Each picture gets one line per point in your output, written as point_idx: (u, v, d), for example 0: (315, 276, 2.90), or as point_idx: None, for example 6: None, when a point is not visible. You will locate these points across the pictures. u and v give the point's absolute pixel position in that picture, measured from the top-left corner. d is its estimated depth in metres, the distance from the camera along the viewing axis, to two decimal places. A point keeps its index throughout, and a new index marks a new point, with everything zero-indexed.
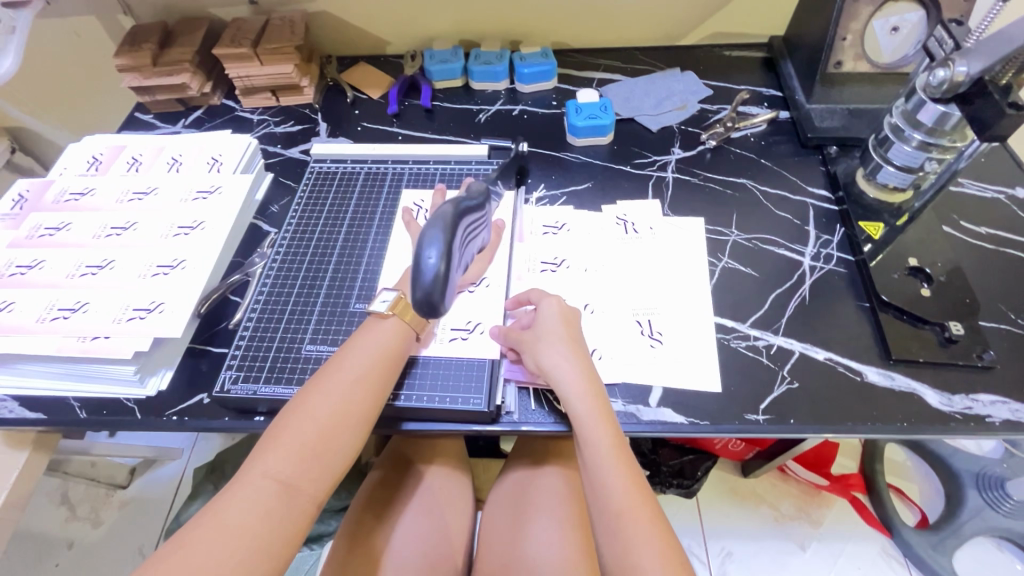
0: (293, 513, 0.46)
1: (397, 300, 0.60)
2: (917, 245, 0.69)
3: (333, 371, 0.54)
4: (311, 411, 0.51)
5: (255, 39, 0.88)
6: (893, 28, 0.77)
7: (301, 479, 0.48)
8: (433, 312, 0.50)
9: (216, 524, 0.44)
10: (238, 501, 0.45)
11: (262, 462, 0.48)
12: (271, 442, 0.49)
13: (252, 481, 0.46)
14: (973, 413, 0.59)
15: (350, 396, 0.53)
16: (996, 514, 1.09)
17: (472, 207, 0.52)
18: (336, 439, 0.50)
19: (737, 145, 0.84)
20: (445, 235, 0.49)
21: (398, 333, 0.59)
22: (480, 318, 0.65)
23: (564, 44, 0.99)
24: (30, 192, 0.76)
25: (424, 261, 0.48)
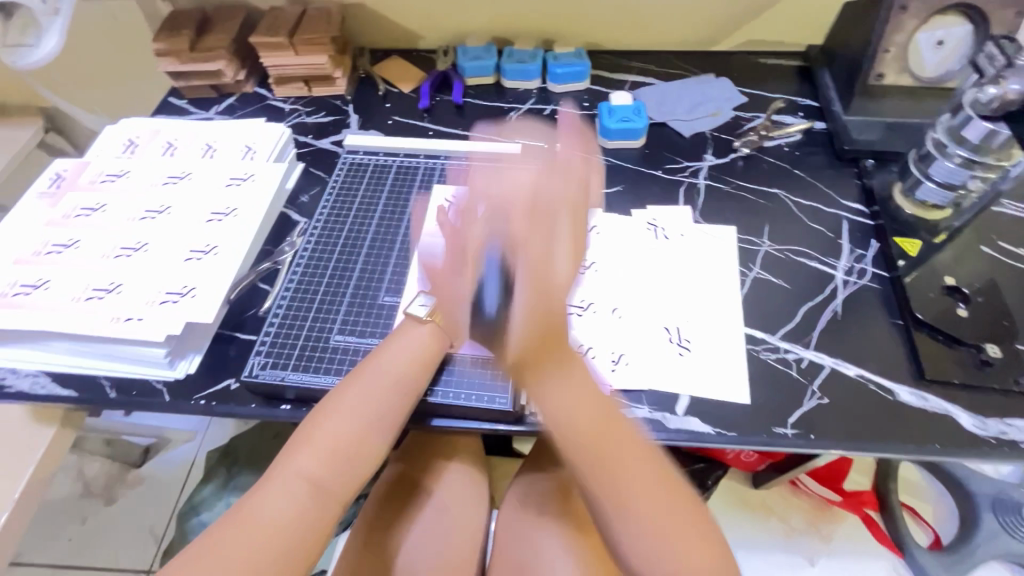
0: (321, 513, 0.50)
1: (435, 309, 0.63)
2: (953, 265, 0.68)
3: (365, 375, 0.57)
4: (342, 413, 0.54)
5: (291, 29, 0.89)
6: (938, 42, 0.75)
7: (331, 479, 0.51)
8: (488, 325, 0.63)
9: (252, 521, 0.47)
10: (273, 497, 0.49)
11: (296, 461, 0.51)
12: (305, 441, 0.52)
13: (286, 479, 0.50)
14: (1007, 438, 0.57)
15: (381, 402, 0.55)
16: (1011, 539, 1.08)
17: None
18: (365, 443, 0.54)
19: (771, 154, 0.83)
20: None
21: (432, 339, 0.61)
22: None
23: (599, 45, 0.98)
24: (67, 172, 0.77)
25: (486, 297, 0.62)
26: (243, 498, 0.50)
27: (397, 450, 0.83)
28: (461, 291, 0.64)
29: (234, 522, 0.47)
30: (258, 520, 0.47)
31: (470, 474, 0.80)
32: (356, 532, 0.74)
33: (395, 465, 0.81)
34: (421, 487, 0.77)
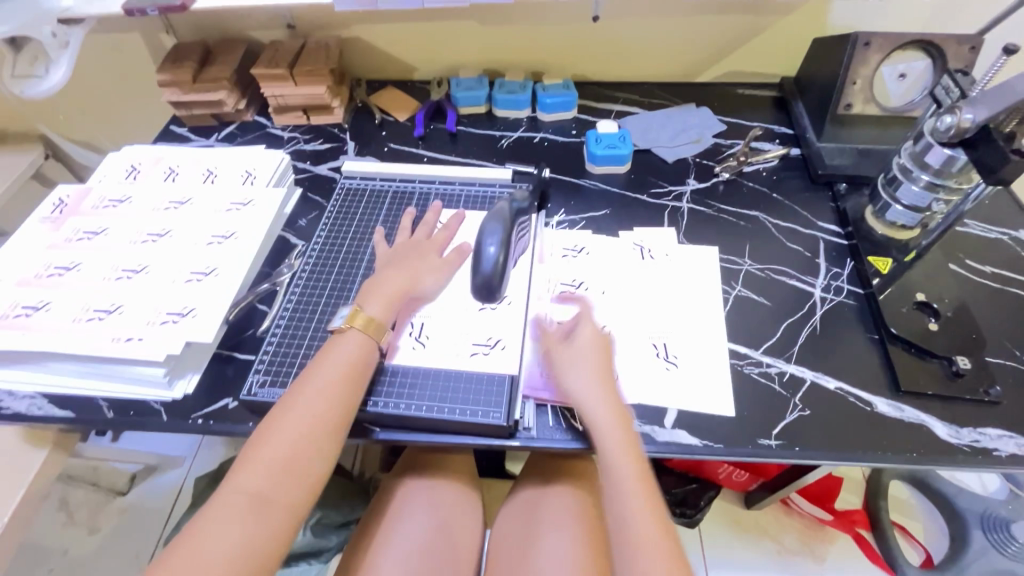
0: (264, 524, 0.50)
1: (352, 314, 0.63)
2: (924, 281, 0.72)
3: (300, 387, 0.57)
4: (280, 424, 0.54)
5: (291, 61, 0.93)
6: (901, 75, 0.82)
7: (275, 490, 0.51)
8: (490, 295, 0.63)
9: (194, 540, 0.48)
10: (214, 515, 0.49)
11: (239, 477, 0.51)
12: (246, 457, 0.53)
13: (226, 496, 0.50)
14: (980, 446, 0.60)
15: (315, 409, 0.56)
16: (1000, 556, 1.09)
17: (522, 210, 0.68)
18: (304, 452, 0.54)
19: (750, 179, 0.87)
20: (502, 229, 0.63)
21: (362, 346, 0.61)
22: (501, 334, 0.67)
23: (586, 76, 1.03)
24: (70, 197, 0.79)
25: (486, 251, 0.63)
26: (190, 520, 0.50)
27: (393, 469, 0.84)
28: (386, 296, 0.65)
29: (180, 543, 0.48)
30: (202, 540, 0.48)
31: (464, 491, 0.82)
32: (350, 549, 0.74)
33: (389, 482, 0.82)
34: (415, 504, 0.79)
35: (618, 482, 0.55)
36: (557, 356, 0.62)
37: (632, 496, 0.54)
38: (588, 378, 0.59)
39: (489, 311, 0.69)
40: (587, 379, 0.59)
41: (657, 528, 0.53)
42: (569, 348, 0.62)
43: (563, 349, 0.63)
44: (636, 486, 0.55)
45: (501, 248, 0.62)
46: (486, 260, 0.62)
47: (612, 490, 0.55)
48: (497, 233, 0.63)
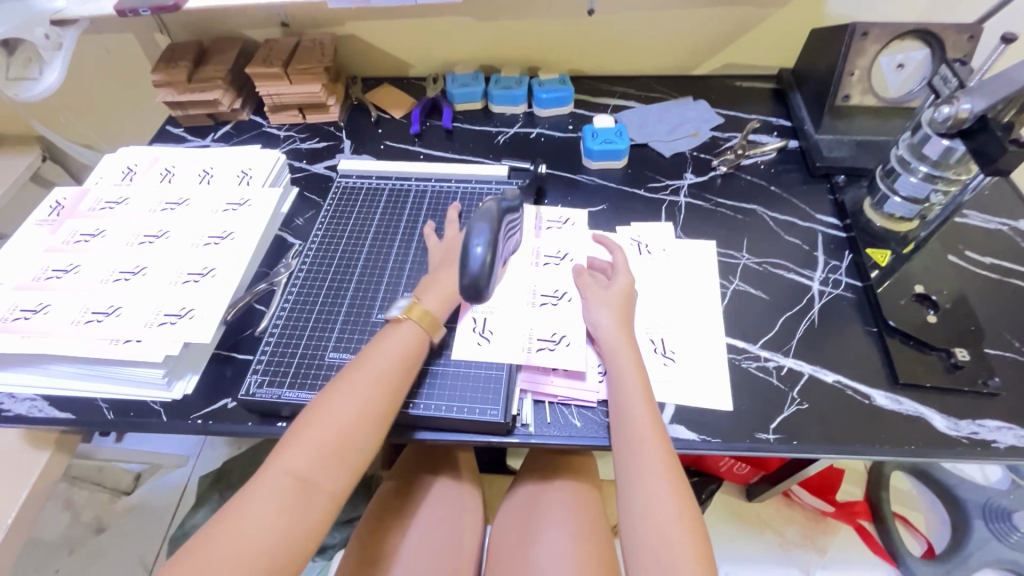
0: (308, 510, 0.50)
1: (410, 305, 0.63)
2: (923, 273, 0.72)
3: (353, 373, 0.58)
4: (330, 410, 0.54)
5: (286, 60, 0.92)
6: (898, 65, 0.81)
7: (318, 476, 0.51)
8: (478, 298, 0.55)
9: (241, 517, 0.48)
10: (261, 492, 0.50)
11: (285, 458, 0.52)
12: (293, 438, 0.53)
13: (273, 475, 0.50)
14: (979, 438, 0.60)
15: (368, 399, 0.56)
16: (1002, 546, 1.07)
17: (513, 206, 0.59)
18: (352, 440, 0.54)
19: (747, 172, 0.87)
20: (490, 228, 0.54)
21: (414, 336, 0.62)
22: (566, 331, 0.66)
23: (582, 71, 1.03)
24: (67, 200, 0.79)
25: (472, 251, 0.54)
26: (234, 496, 0.50)
27: (392, 468, 0.85)
28: (443, 293, 0.66)
29: (225, 519, 0.48)
30: (245, 517, 0.48)
31: (464, 489, 0.82)
32: (350, 547, 0.74)
33: (389, 482, 0.83)
34: (415, 503, 0.79)
35: (639, 446, 0.55)
36: (590, 299, 0.67)
37: (652, 464, 0.54)
38: (613, 317, 0.64)
39: (550, 307, 0.69)
40: (612, 319, 0.64)
41: (678, 503, 0.52)
42: (602, 291, 0.67)
43: (597, 289, 0.67)
44: (659, 454, 0.55)
45: (489, 249, 0.53)
46: (472, 261, 0.54)
47: (630, 452, 0.55)
48: (486, 232, 0.54)
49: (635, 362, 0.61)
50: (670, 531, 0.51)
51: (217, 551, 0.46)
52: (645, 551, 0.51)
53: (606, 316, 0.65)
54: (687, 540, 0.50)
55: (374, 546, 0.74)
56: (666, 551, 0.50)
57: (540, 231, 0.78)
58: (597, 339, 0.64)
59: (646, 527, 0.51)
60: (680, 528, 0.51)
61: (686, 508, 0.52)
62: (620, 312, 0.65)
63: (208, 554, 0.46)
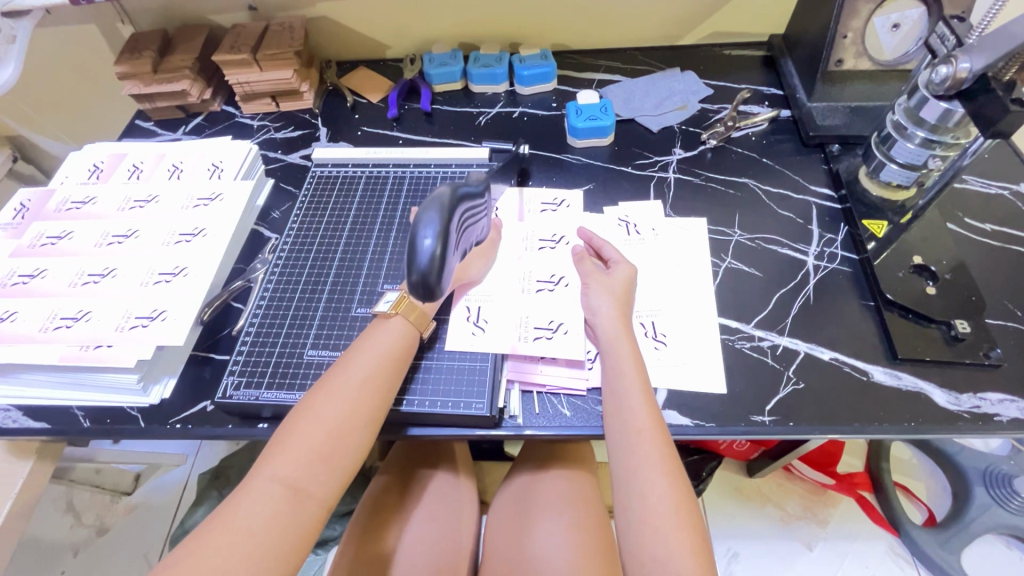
0: (298, 517, 0.48)
1: (397, 299, 0.62)
2: (920, 243, 0.69)
3: (339, 374, 0.55)
4: (318, 414, 0.52)
5: (254, 45, 0.88)
6: (893, 26, 0.76)
7: (308, 483, 0.50)
8: (429, 293, 0.53)
9: (228, 527, 0.46)
10: (249, 500, 0.48)
11: (273, 464, 0.50)
12: (280, 443, 0.51)
13: (261, 484, 0.48)
14: (980, 412, 0.58)
15: (356, 401, 0.54)
16: (1003, 511, 1.07)
17: (471, 193, 0.56)
18: (342, 444, 0.52)
19: (738, 145, 0.84)
20: (441, 217, 0.52)
21: (401, 332, 0.60)
22: (564, 318, 0.65)
23: (565, 45, 0.99)
24: (32, 201, 0.76)
25: (420, 243, 0.51)
26: (220, 504, 0.48)
27: (385, 463, 0.84)
28: None
29: (210, 530, 0.46)
30: (232, 527, 0.46)
31: (457, 481, 0.82)
32: (345, 544, 0.73)
33: (381, 478, 0.82)
34: (409, 497, 0.78)
35: (641, 441, 0.53)
36: (591, 286, 0.64)
37: (648, 455, 0.52)
38: (612, 304, 0.62)
39: (546, 293, 0.67)
40: (611, 307, 0.62)
41: (675, 495, 0.50)
42: (603, 278, 0.65)
43: (597, 278, 0.65)
44: (655, 443, 0.53)
45: (439, 240, 0.51)
46: (421, 255, 0.52)
47: (625, 439, 0.53)
48: (435, 223, 0.52)
49: (632, 347, 0.59)
50: (666, 522, 0.49)
51: (201, 563, 0.44)
52: (641, 541, 0.49)
53: (604, 305, 0.62)
54: (683, 533, 0.49)
55: (369, 542, 0.72)
56: (664, 542, 0.48)
57: (524, 216, 0.76)
58: (595, 326, 0.62)
59: (639, 515, 0.50)
60: (677, 519, 0.49)
61: (683, 501, 0.50)
62: (619, 301, 0.63)
63: (194, 565, 0.44)
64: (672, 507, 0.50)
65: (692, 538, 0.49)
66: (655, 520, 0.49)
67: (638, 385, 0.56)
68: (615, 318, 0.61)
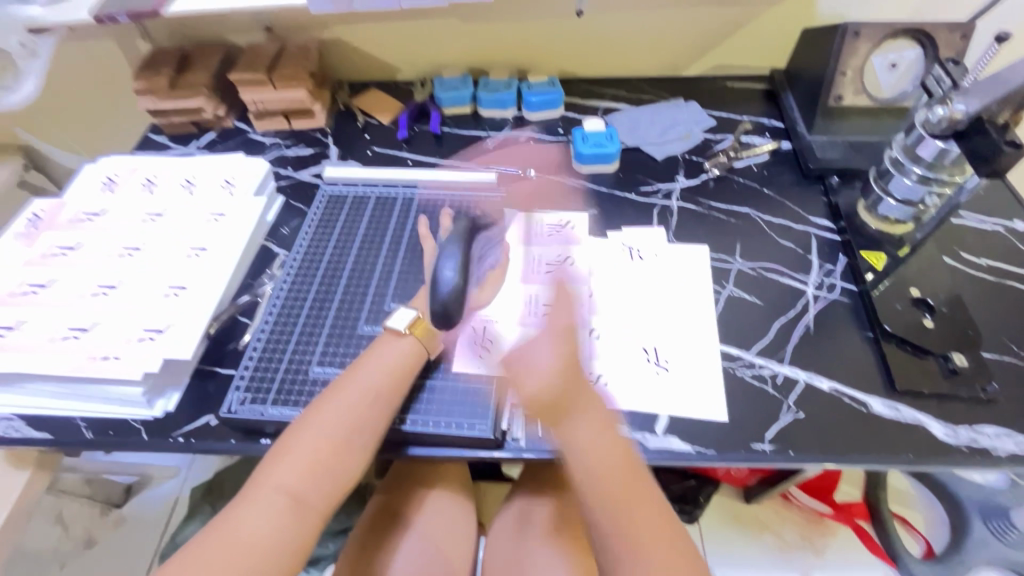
0: (300, 527, 0.49)
1: (415, 320, 0.62)
2: (918, 276, 0.71)
3: (343, 386, 0.56)
4: (321, 425, 0.53)
5: (270, 65, 0.90)
6: (891, 65, 0.79)
7: (310, 494, 0.50)
8: (449, 321, 0.60)
9: (229, 538, 0.46)
10: (251, 510, 0.48)
11: (277, 474, 0.50)
12: (284, 452, 0.52)
13: (265, 494, 0.49)
14: (978, 445, 0.59)
15: (360, 415, 0.55)
16: (999, 544, 1.06)
17: (482, 233, 0.69)
18: (346, 456, 0.53)
19: (740, 175, 0.86)
20: (459, 252, 0.62)
21: (411, 350, 0.61)
22: (569, 340, 0.66)
23: (572, 73, 1.01)
24: (45, 212, 0.77)
25: (442, 275, 0.60)
26: (219, 516, 0.48)
27: (384, 481, 0.83)
28: None
29: (209, 538, 0.47)
30: (232, 536, 0.46)
31: (459, 501, 0.81)
32: (340, 562, 0.73)
33: (381, 495, 0.81)
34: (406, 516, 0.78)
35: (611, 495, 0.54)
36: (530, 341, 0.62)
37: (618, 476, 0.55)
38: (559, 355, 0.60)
39: (552, 316, 0.69)
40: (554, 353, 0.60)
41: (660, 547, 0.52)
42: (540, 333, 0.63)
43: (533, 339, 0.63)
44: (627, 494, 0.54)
45: (459, 269, 0.60)
46: (443, 283, 0.60)
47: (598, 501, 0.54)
48: (455, 256, 0.62)
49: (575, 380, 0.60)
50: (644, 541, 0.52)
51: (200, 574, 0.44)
52: (619, 561, 0.52)
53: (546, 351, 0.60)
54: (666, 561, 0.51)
55: (364, 565, 0.72)
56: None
57: (529, 239, 0.77)
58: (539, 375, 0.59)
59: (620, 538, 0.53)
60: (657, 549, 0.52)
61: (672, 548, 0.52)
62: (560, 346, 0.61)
63: (192, 574, 0.44)
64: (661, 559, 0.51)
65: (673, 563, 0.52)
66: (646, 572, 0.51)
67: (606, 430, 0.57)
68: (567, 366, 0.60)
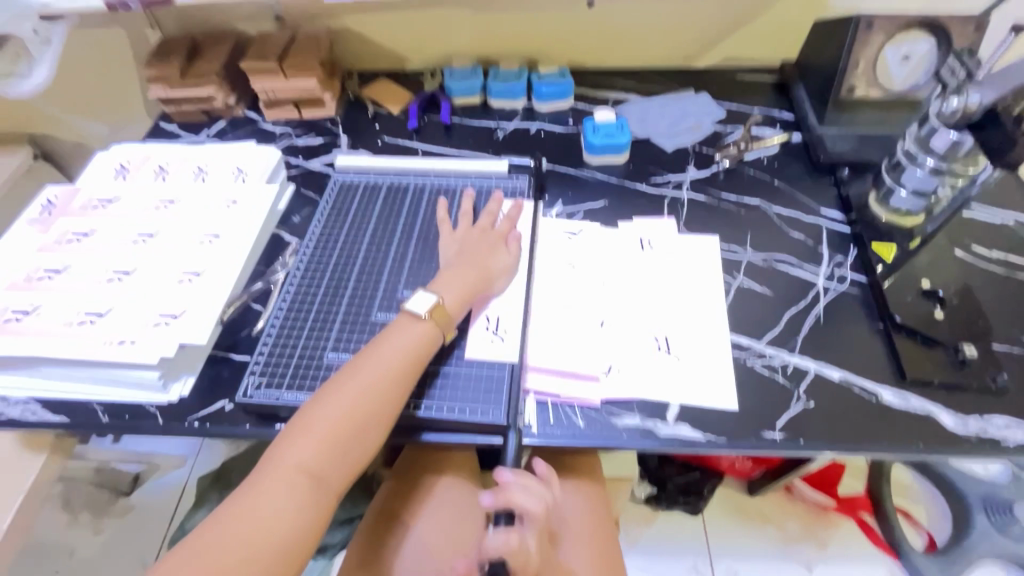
0: (318, 505, 0.50)
1: (434, 305, 0.62)
2: (929, 268, 0.71)
3: (363, 364, 0.58)
4: (343, 402, 0.54)
5: (280, 54, 0.90)
6: (904, 57, 0.79)
7: (327, 472, 0.52)
8: None
9: (250, 516, 0.48)
10: (269, 489, 0.49)
11: (294, 453, 0.51)
12: (301, 432, 0.53)
13: (283, 473, 0.50)
14: (987, 435, 0.59)
15: (379, 394, 0.56)
16: (1004, 539, 1.09)
17: None
18: (361, 436, 0.54)
19: (750, 166, 0.86)
20: None
21: (427, 334, 0.61)
22: (579, 338, 0.67)
23: (581, 64, 1.01)
24: (58, 199, 0.78)
25: None
26: (238, 493, 0.50)
27: (397, 467, 0.84)
28: (460, 290, 0.65)
29: (229, 516, 0.48)
30: (253, 511, 0.48)
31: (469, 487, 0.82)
32: (352, 549, 0.75)
33: (391, 481, 0.82)
34: (415, 505, 0.78)
35: None
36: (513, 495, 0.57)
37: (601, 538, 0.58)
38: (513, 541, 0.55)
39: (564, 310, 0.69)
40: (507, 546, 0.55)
41: None
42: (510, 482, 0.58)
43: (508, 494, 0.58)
44: None
45: None
46: None
47: None
48: None
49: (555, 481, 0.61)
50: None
51: (224, 552, 0.46)
52: None
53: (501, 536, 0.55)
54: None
55: (373, 555, 0.74)
56: None
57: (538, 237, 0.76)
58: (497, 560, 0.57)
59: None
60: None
61: None
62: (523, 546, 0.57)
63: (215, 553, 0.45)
64: None
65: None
66: None
67: None
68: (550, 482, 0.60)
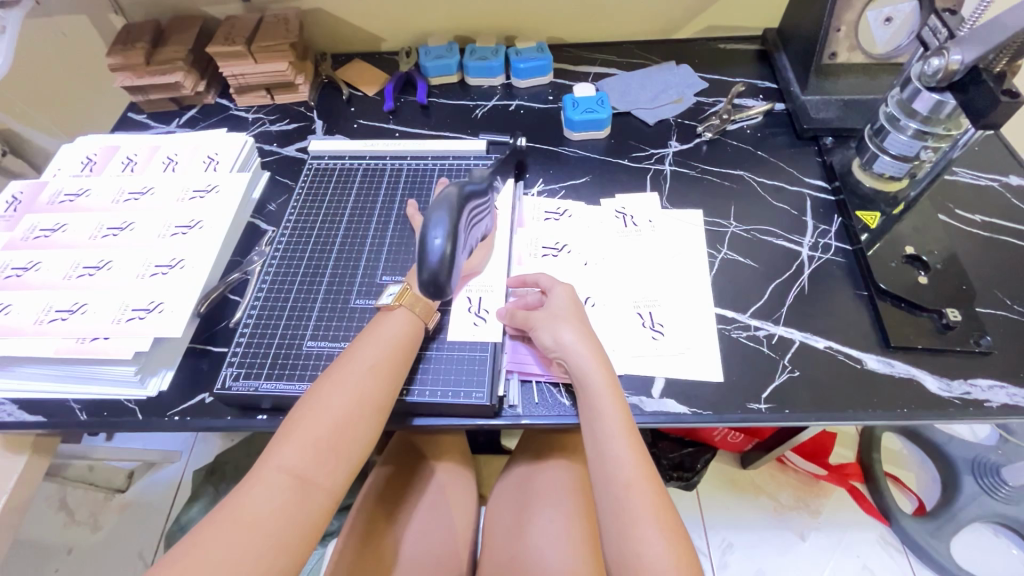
0: (307, 505, 0.49)
1: (401, 291, 0.62)
2: (913, 234, 0.70)
3: (347, 363, 0.56)
4: (325, 404, 0.53)
5: (248, 37, 0.87)
6: (886, 19, 0.76)
7: (314, 473, 0.50)
8: (439, 290, 0.57)
9: (237, 518, 0.46)
10: (256, 491, 0.48)
11: (280, 455, 0.50)
12: (286, 434, 0.51)
13: (269, 475, 0.49)
14: (971, 398, 0.59)
15: (363, 392, 0.54)
16: (991, 500, 1.10)
17: (476, 191, 0.60)
18: (351, 433, 0.52)
19: (734, 137, 0.84)
20: (449, 216, 0.56)
21: (403, 322, 0.60)
22: None
23: (560, 38, 0.99)
24: (24, 193, 0.75)
25: (431, 242, 0.55)
26: (225, 497, 0.48)
27: (384, 454, 0.83)
28: None
29: (213, 520, 0.46)
30: (240, 514, 0.46)
31: (457, 471, 0.82)
32: (344, 539, 0.71)
33: (385, 467, 0.80)
34: (411, 492, 0.78)
35: (596, 407, 0.54)
36: (540, 335, 0.59)
37: (620, 436, 0.53)
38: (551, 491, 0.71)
39: None
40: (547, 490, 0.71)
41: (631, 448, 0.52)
42: (545, 312, 0.61)
43: (543, 316, 0.60)
44: (609, 399, 0.54)
45: (448, 240, 0.55)
46: (431, 253, 0.55)
47: (590, 409, 0.55)
48: (444, 222, 0.55)
49: (608, 381, 0.55)
50: (635, 470, 0.51)
51: (211, 557, 0.44)
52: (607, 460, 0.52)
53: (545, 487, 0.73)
54: (665, 530, 0.48)
55: (372, 541, 0.71)
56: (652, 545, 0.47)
57: (524, 222, 0.75)
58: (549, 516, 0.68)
59: (618, 494, 0.50)
60: (651, 508, 0.49)
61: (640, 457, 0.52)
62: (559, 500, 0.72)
63: (200, 558, 0.44)
64: (633, 470, 0.51)
65: (673, 536, 0.48)
66: (621, 479, 0.51)
67: (597, 360, 0.56)
68: (600, 378, 0.55)
